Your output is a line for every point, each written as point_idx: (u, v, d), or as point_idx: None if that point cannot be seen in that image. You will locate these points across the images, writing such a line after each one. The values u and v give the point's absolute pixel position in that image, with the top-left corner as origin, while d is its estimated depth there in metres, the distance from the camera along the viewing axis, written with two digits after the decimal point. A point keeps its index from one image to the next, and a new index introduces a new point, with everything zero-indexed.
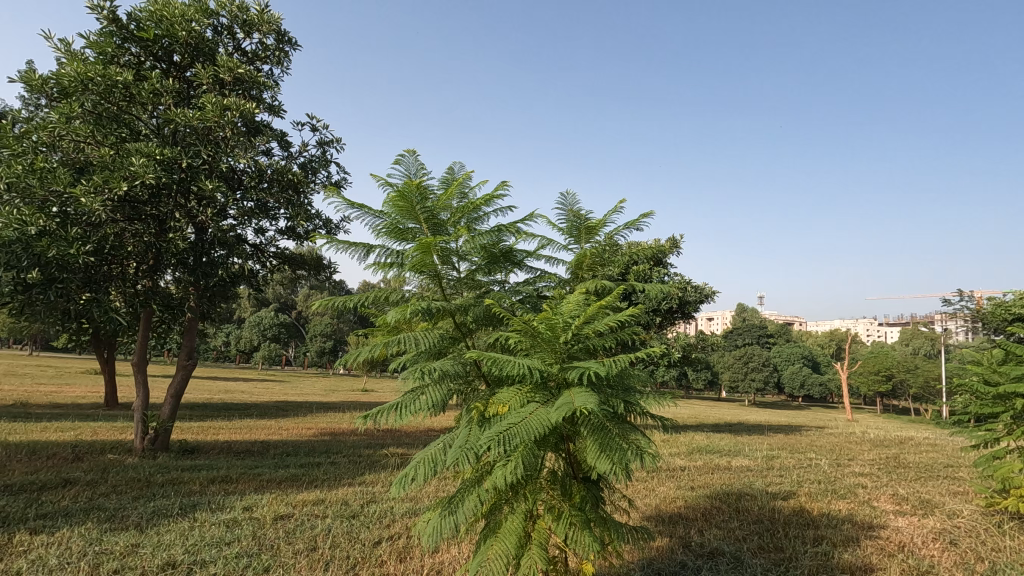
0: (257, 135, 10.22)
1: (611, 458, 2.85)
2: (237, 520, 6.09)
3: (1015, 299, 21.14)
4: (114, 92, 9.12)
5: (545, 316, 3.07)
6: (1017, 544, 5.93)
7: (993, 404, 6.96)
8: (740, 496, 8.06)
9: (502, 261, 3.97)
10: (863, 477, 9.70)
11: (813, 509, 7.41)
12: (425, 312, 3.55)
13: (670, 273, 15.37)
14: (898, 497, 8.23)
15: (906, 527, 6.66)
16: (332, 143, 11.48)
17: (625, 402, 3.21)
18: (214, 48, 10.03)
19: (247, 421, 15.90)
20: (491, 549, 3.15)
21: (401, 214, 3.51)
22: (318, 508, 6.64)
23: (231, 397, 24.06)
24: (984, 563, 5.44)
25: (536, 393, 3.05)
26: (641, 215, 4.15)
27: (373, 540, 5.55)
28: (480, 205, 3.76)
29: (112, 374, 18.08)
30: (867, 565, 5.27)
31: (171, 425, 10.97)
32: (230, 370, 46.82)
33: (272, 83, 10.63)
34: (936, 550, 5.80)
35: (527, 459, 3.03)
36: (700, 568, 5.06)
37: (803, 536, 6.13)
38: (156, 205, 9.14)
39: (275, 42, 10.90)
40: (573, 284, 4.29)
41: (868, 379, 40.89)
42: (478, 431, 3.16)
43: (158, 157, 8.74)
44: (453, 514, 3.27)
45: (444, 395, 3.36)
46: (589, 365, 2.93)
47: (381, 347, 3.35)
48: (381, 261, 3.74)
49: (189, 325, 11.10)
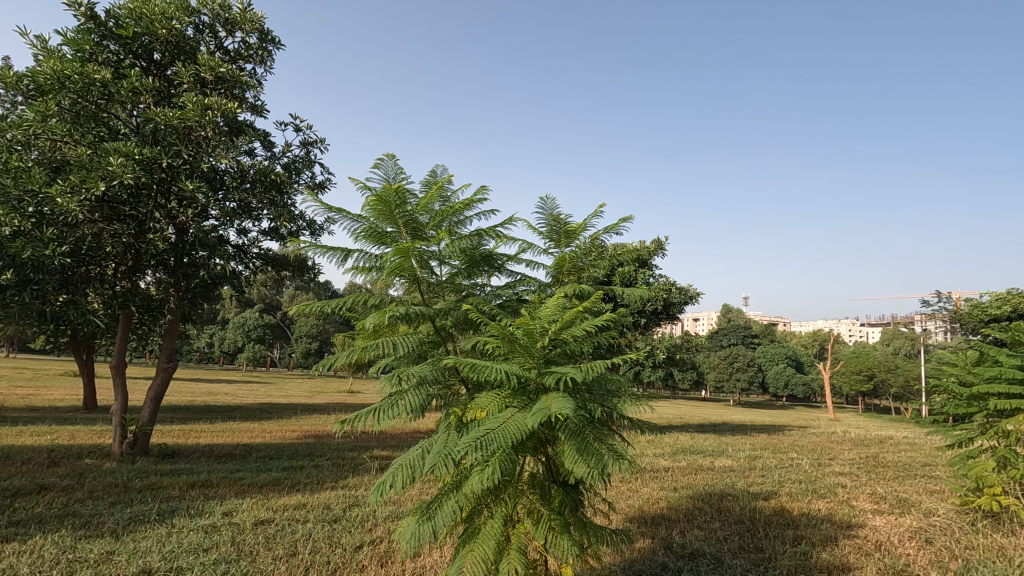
0: (239, 134, 10.10)
1: (588, 462, 2.85)
2: (216, 526, 6.01)
3: (991, 300, 21.61)
4: (92, 90, 8.92)
5: (523, 322, 3.07)
6: (990, 542, 6.05)
7: (968, 404, 7.08)
8: (722, 497, 8.13)
9: (482, 265, 3.95)
10: (843, 477, 9.83)
11: (793, 509, 7.50)
12: (404, 316, 3.53)
13: (655, 274, 15.46)
14: (876, 496, 8.36)
15: (883, 526, 6.76)
16: (316, 144, 11.38)
17: (603, 406, 3.22)
18: (195, 46, 9.91)
19: (229, 424, 15.70)
20: (469, 555, 3.14)
21: (379, 217, 3.49)
22: (299, 513, 6.58)
23: (213, 399, 23.73)
24: (958, 561, 5.55)
25: (514, 398, 3.05)
26: (620, 220, 4.22)
27: (355, 544, 5.52)
28: (459, 209, 3.75)
29: (90, 377, 17.73)
30: (844, 565, 5.35)
31: (150, 429, 10.79)
32: (213, 371, 46.22)
33: (255, 82, 10.51)
34: (912, 549, 5.89)
35: (505, 464, 3.02)
36: (681, 569, 5.10)
37: (783, 536, 6.20)
38: (136, 206, 8.94)
39: (258, 41, 10.79)
40: (554, 288, 4.30)
41: (850, 379, 41.52)
42: (456, 436, 3.15)
43: (137, 157, 8.60)
44: (431, 520, 3.26)
45: (423, 400, 3.34)
46: (566, 370, 2.93)
47: (358, 352, 3.32)
48: (359, 265, 3.72)
49: (170, 327, 10.94)
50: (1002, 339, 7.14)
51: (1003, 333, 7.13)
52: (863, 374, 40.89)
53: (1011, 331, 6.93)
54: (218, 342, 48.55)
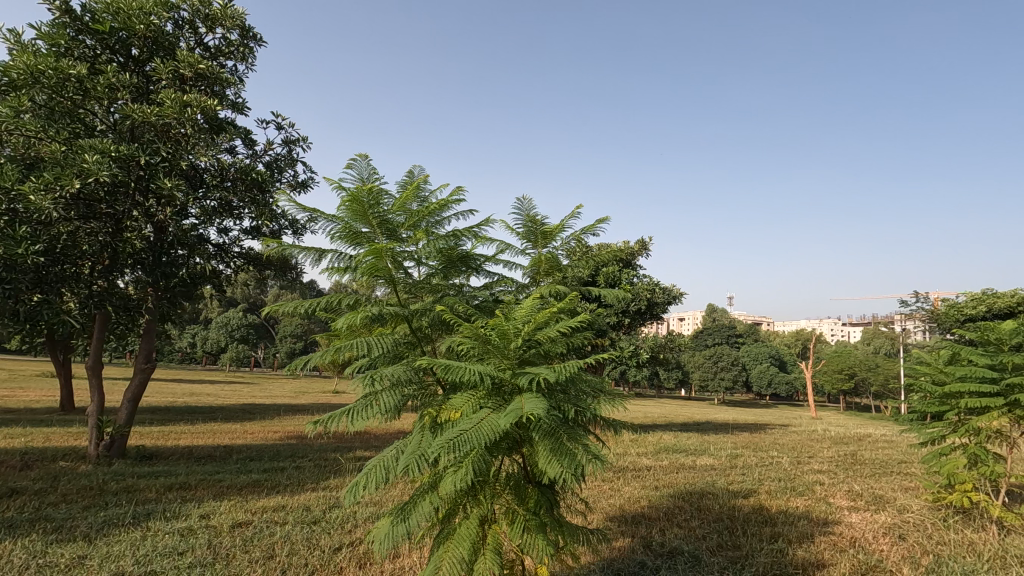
0: (220, 132, 9.98)
1: (561, 462, 2.87)
2: (192, 529, 5.93)
3: (967, 300, 22.14)
4: (67, 86, 8.75)
5: (497, 324, 3.08)
6: (961, 537, 6.19)
7: (940, 403, 7.23)
8: (702, 495, 8.20)
9: (460, 265, 3.95)
10: (822, 475, 9.98)
11: (772, 507, 7.60)
12: (377, 317, 3.51)
13: (639, 275, 15.56)
14: (853, 493, 8.51)
15: (858, 522, 6.88)
16: (298, 142, 11.25)
17: (577, 406, 3.24)
18: (174, 43, 9.77)
19: (208, 425, 15.49)
20: (443, 555, 3.14)
21: (354, 217, 3.47)
22: (278, 514, 6.52)
23: (194, 400, 23.41)
24: (928, 556, 5.66)
25: (488, 399, 3.05)
26: (596, 220, 4.25)
27: (333, 546, 5.48)
28: (437, 209, 3.74)
29: (67, 377, 17.40)
30: (819, 561, 5.44)
31: (128, 431, 10.61)
32: (195, 372, 45.59)
33: (236, 79, 10.38)
34: (885, 544, 6.01)
35: (478, 466, 3.02)
36: (659, 567, 5.14)
37: (760, 534, 6.28)
38: (113, 203, 8.80)
39: (239, 38, 10.66)
40: (531, 289, 4.32)
41: (831, 378, 42.19)
42: (431, 437, 3.16)
43: (113, 155, 8.47)
44: (405, 521, 3.25)
45: (398, 401, 3.34)
46: (540, 371, 2.95)
47: (331, 353, 3.29)
48: (335, 265, 3.70)
49: (148, 326, 10.76)
50: (972, 339, 7.31)
51: (974, 332, 7.30)
52: (844, 374, 41.57)
53: (982, 330, 7.11)
54: (200, 343, 47.86)
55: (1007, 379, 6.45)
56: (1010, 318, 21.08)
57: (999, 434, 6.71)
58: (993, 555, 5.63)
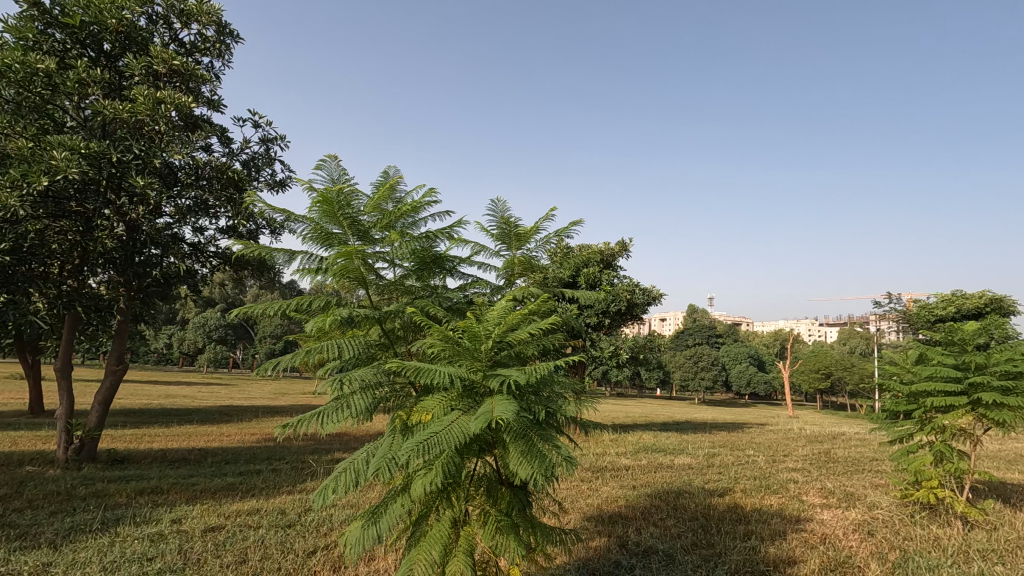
0: (195, 130, 9.81)
1: (531, 464, 2.87)
2: (163, 534, 5.82)
3: (938, 301, 22.76)
4: (35, 80, 8.52)
5: (468, 326, 3.09)
6: (927, 533, 6.35)
7: (907, 402, 7.43)
8: (678, 494, 8.30)
9: (434, 267, 3.95)
10: (795, 473, 10.15)
11: (746, 505, 7.72)
12: (348, 319, 3.50)
13: (619, 276, 15.70)
14: (826, 491, 8.67)
15: (829, 519, 7.02)
16: (276, 140, 11.07)
17: (547, 408, 3.25)
18: (148, 38, 9.58)
19: (182, 428, 15.20)
20: (414, 558, 3.12)
21: (325, 218, 3.45)
22: (252, 518, 6.43)
23: (169, 402, 22.97)
24: (895, 551, 5.80)
25: (460, 401, 3.05)
26: (569, 223, 4.28)
27: (308, 549, 5.43)
28: (410, 210, 3.75)
29: (36, 380, 16.94)
30: (790, 558, 5.54)
31: (98, 434, 10.35)
32: (171, 373, 44.73)
33: (211, 76, 10.21)
34: (854, 541, 6.14)
35: (449, 468, 3.01)
36: (634, 566, 5.19)
37: (734, 532, 6.38)
38: (83, 201, 8.57)
39: (215, 35, 10.50)
40: (505, 291, 4.34)
41: (808, 377, 43.00)
42: (401, 440, 3.16)
43: (83, 152, 8.26)
44: (376, 524, 3.24)
45: (370, 404, 3.32)
46: (510, 373, 2.96)
47: (301, 356, 3.25)
48: (306, 266, 3.69)
49: (120, 327, 10.52)
50: (937, 338, 7.51)
51: (939, 333, 7.50)
52: (820, 373, 42.41)
53: (947, 330, 7.30)
54: (176, 343, 46.93)
55: (970, 379, 6.66)
56: (978, 319, 21.79)
57: (963, 432, 6.92)
58: (958, 550, 5.80)
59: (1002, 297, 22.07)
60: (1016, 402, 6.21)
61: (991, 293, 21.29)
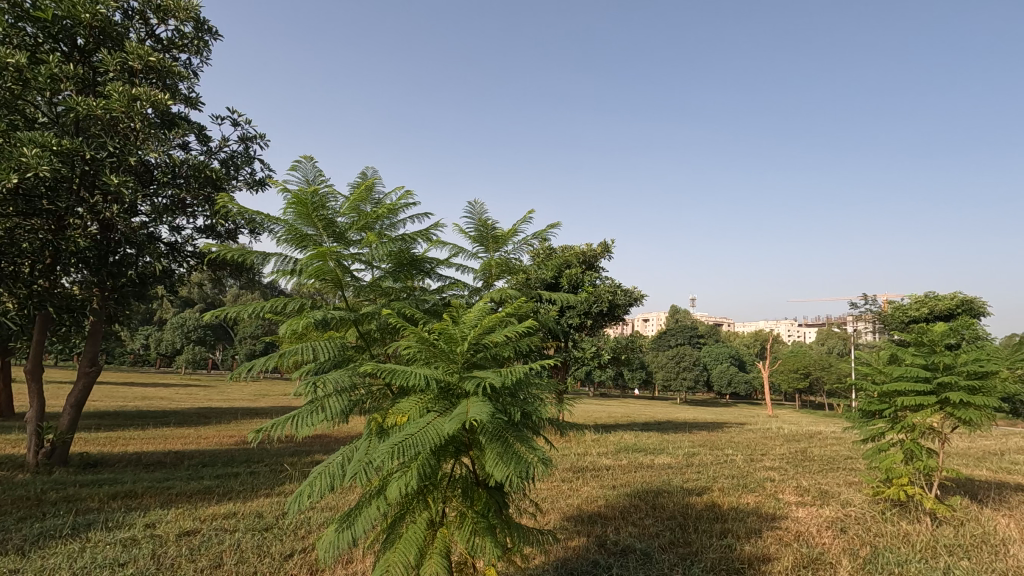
0: (172, 127, 9.66)
1: (507, 466, 2.88)
2: (136, 539, 5.72)
3: (911, 303, 23.31)
4: (4, 75, 8.29)
5: (443, 328, 3.09)
6: (898, 529, 6.51)
7: (879, 402, 7.61)
8: (658, 494, 8.39)
9: (412, 268, 3.97)
10: (772, 471, 10.34)
11: (724, 504, 7.83)
12: (323, 321, 3.49)
13: (601, 277, 15.82)
14: (801, 489, 8.85)
15: (804, 517, 7.15)
16: (255, 139, 10.90)
17: (522, 409, 3.26)
18: (123, 34, 9.41)
19: (159, 430, 14.93)
20: (389, 560, 3.11)
21: (300, 219, 3.44)
22: (229, 522, 6.35)
23: (147, 403, 22.56)
24: (866, 547, 5.95)
25: (436, 402, 3.05)
26: (547, 225, 4.32)
27: (285, 553, 5.39)
28: (387, 212, 3.75)
29: (7, 382, 16.52)
30: (765, 555, 5.63)
31: (70, 437, 10.12)
32: (148, 375, 43.92)
33: (189, 73, 10.07)
34: (827, 538, 6.26)
35: (424, 470, 3.02)
36: (612, 566, 5.22)
37: (711, 530, 6.47)
38: (54, 199, 8.33)
39: (194, 31, 10.35)
40: (482, 293, 4.36)
41: (788, 377, 43.71)
42: (377, 442, 3.16)
43: (54, 149, 8.02)
44: (351, 527, 3.23)
45: (346, 406, 3.31)
46: (486, 375, 2.98)
47: (276, 358, 3.21)
48: (281, 268, 3.67)
49: (94, 328, 10.31)
50: (908, 339, 7.71)
51: (909, 334, 7.70)
52: (799, 373, 43.11)
53: (916, 332, 7.50)
54: (153, 344, 46.05)
55: (938, 379, 6.85)
56: (949, 320, 22.39)
57: (932, 430, 7.10)
58: (926, 545, 5.95)
59: (972, 298, 22.71)
60: (982, 402, 6.41)
61: (962, 294, 21.85)
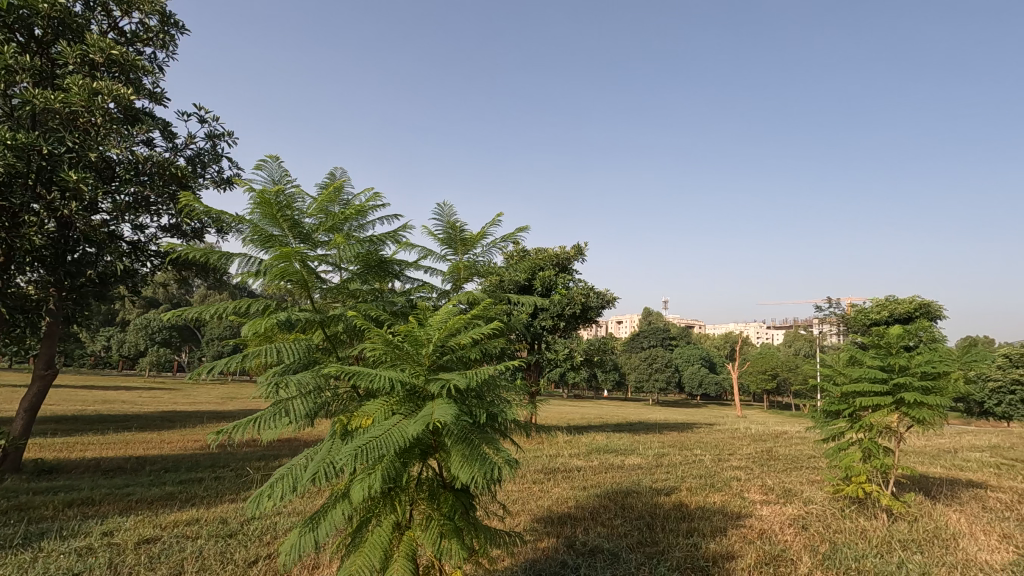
0: (136, 123, 9.39)
1: (472, 467, 2.89)
2: (92, 547, 5.53)
3: (873, 306, 24.10)
4: None
5: (409, 330, 3.09)
6: (855, 526, 6.72)
7: (839, 402, 7.87)
8: (628, 494, 8.50)
9: (380, 270, 3.95)
10: (739, 471, 10.56)
11: (691, 503, 7.97)
12: (288, 323, 3.45)
13: (574, 280, 15.96)
14: (765, 487, 9.07)
15: (768, 515, 7.33)
16: (223, 136, 10.68)
17: (488, 411, 3.27)
18: (84, 25, 9.11)
19: (120, 435, 14.46)
20: (353, 564, 3.09)
21: (266, 219, 3.39)
22: (191, 529, 6.20)
23: (108, 407, 21.84)
24: (826, 543, 6.13)
25: (401, 405, 3.04)
26: (516, 228, 4.34)
27: (249, 559, 5.29)
28: (355, 214, 3.73)
29: None
30: (729, 553, 5.75)
31: (24, 443, 9.71)
32: (109, 378, 42.48)
33: (153, 67, 9.80)
34: (789, 535, 6.43)
35: (389, 472, 3.00)
36: (579, 566, 5.27)
37: (678, 529, 6.58)
38: (8, 195, 7.99)
39: (159, 24, 10.07)
40: (451, 295, 4.36)
41: (756, 378, 44.74)
42: (340, 444, 3.14)
43: (8, 143, 7.74)
44: (314, 531, 3.20)
45: (311, 408, 3.28)
46: (451, 377, 2.98)
47: (239, 359, 3.16)
48: (245, 269, 3.61)
49: (51, 329, 9.95)
50: (867, 342, 7.99)
51: (868, 337, 7.99)
52: (767, 374, 44.16)
53: (875, 335, 7.77)
54: (115, 346, 44.61)
55: (895, 379, 7.10)
56: (908, 323, 23.25)
57: (888, 429, 7.37)
58: (882, 540, 6.17)
59: (929, 302, 23.63)
60: (935, 402, 6.67)
61: (920, 298, 22.71)
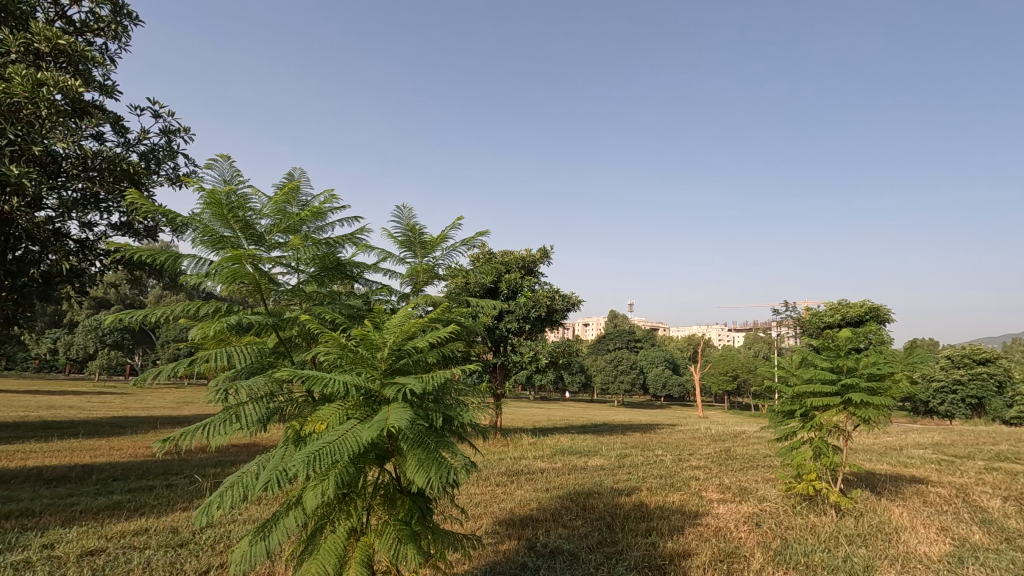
0: (84, 116, 9.00)
1: (427, 472, 2.87)
2: (30, 561, 5.26)
3: (826, 309, 25.07)
4: None
5: (364, 333, 3.07)
6: (806, 522, 6.97)
7: (792, 403, 8.15)
8: (590, 495, 8.61)
9: (338, 272, 3.90)
10: (697, 470, 10.81)
11: (650, 502, 8.13)
12: (240, 326, 3.38)
13: (540, 283, 16.07)
14: (722, 486, 9.32)
15: (724, 513, 7.54)
16: (179, 132, 10.34)
17: (445, 415, 3.26)
18: (28, 13, 8.68)
19: (64, 442, 13.79)
20: (306, 572, 3.04)
21: (216, 219, 3.30)
22: (139, 539, 5.97)
23: (53, 413, 20.79)
24: (778, 540, 6.33)
25: (356, 409, 3.01)
26: (475, 232, 4.35)
27: (200, 569, 5.13)
28: (312, 215, 3.67)
29: None
30: (685, 551, 5.89)
31: None
32: (54, 382, 40.45)
33: (104, 59, 9.40)
34: (744, 532, 6.63)
35: (343, 478, 2.96)
36: (539, 567, 5.32)
37: (637, 529, 6.70)
38: None
39: (111, 14, 9.69)
40: (410, 297, 4.34)
41: (717, 379, 45.90)
42: (293, 450, 3.08)
43: None
44: (265, 539, 3.13)
45: (263, 413, 3.21)
46: (407, 381, 2.97)
47: (187, 363, 3.06)
48: (195, 271, 3.50)
49: None
50: (819, 344, 8.29)
51: (819, 339, 8.29)
52: (727, 375, 45.34)
53: (826, 338, 8.05)
54: (62, 348, 42.57)
55: (843, 380, 7.38)
56: (858, 326, 24.25)
57: (837, 428, 7.68)
58: (830, 535, 6.42)
59: (879, 306, 24.72)
60: (880, 401, 6.98)
61: (869, 302, 23.75)
